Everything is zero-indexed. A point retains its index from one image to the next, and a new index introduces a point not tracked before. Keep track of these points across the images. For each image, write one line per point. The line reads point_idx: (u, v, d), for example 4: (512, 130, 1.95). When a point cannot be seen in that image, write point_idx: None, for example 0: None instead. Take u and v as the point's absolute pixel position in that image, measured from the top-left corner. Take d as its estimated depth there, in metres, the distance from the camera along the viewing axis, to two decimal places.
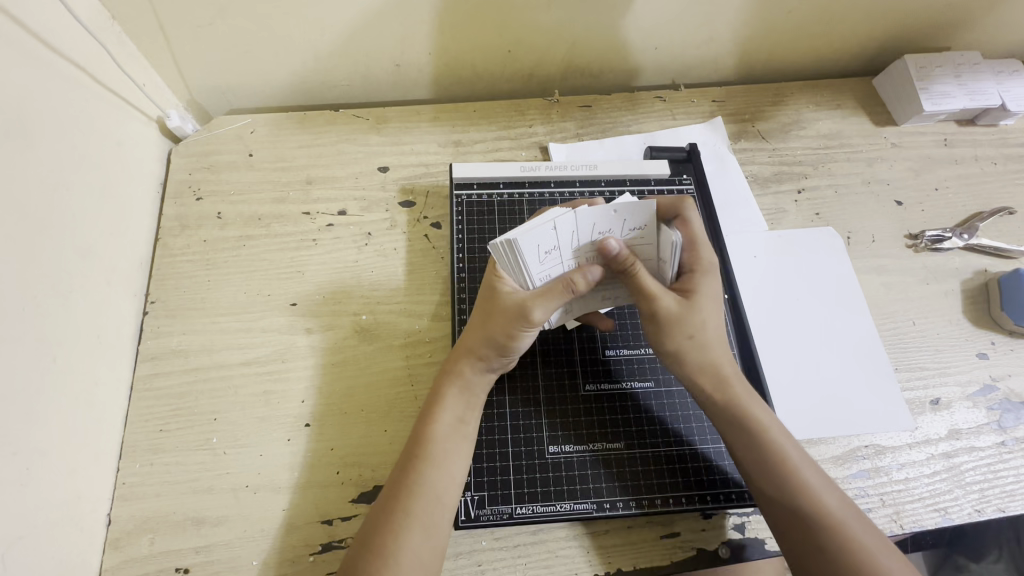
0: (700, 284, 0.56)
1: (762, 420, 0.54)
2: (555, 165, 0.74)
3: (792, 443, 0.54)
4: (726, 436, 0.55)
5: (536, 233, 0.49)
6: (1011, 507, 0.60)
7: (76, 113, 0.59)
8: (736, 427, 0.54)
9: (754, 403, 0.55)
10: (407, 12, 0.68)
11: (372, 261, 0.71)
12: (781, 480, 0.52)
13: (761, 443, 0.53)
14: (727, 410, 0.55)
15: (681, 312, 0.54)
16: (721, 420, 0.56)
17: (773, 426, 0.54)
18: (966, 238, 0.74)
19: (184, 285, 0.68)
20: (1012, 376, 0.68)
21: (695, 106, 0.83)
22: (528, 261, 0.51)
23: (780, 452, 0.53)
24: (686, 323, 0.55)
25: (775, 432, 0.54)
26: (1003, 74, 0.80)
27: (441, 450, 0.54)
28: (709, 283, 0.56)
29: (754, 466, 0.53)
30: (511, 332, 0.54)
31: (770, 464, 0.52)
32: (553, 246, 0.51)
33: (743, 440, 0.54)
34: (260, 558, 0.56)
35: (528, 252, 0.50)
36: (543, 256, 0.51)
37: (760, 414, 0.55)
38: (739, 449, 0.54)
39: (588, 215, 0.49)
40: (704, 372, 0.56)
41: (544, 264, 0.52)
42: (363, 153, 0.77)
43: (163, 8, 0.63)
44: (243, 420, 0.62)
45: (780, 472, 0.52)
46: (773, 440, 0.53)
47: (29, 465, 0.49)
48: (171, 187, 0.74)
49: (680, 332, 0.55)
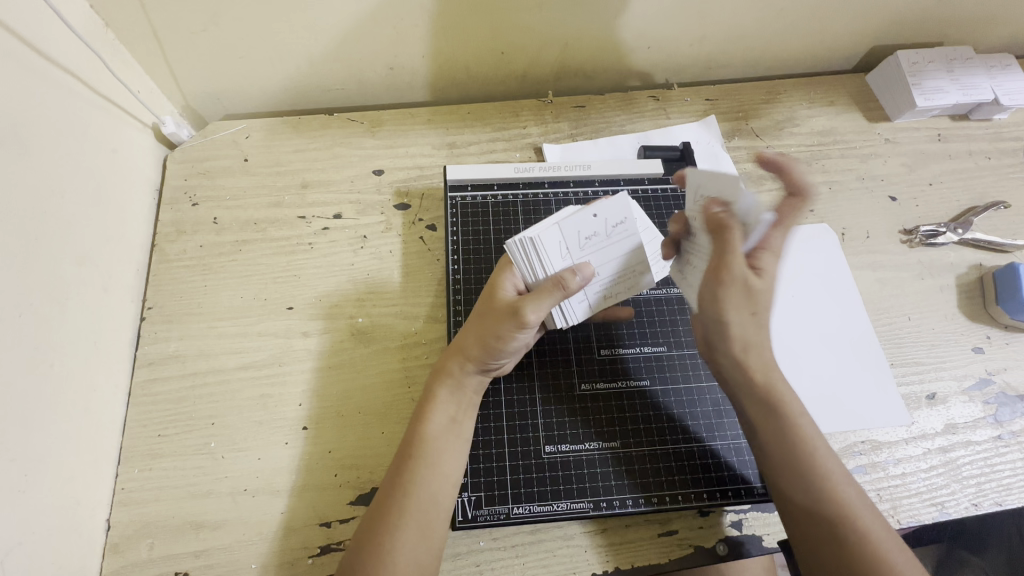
0: (771, 265, 0.54)
1: (793, 409, 0.54)
2: (549, 165, 0.74)
3: (819, 436, 0.54)
4: (754, 421, 0.56)
5: (576, 219, 0.54)
6: (1008, 500, 0.61)
7: (71, 121, 0.60)
8: (765, 412, 0.55)
9: (788, 391, 0.55)
10: (400, 15, 0.68)
11: (367, 263, 0.71)
12: (803, 468, 0.52)
13: (790, 430, 0.53)
14: (763, 394, 0.55)
15: (755, 285, 0.53)
16: (751, 402, 0.56)
17: (805, 418, 0.54)
18: (960, 233, 0.75)
19: (181, 291, 0.69)
20: (1009, 369, 0.68)
21: (688, 105, 0.83)
22: (569, 248, 0.55)
23: (806, 442, 0.53)
24: (746, 298, 0.53)
25: (804, 418, 0.54)
26: (995, 69, 0.81)
27: (435, 450, 0.54)
28: (779, 264, 0.54)
29: (776, 452, 0.54)
30: (502, 334, 0.54)
31: (795, 451, 0.53)
32: (592, 232, 0.55)
33: (769, 424, 0.54)
34: (259, 561, 0.56)
35: (569, 236, 0.55)
36: (583, 243, 0.55)
37: (791, 402, 0.55)
38: (765, 437, 0.55)
39: (623, 204, 0.55)
40: (749, 356, 0.55)
41: (585, 252, 0.55)
42: (358, 156, 0.77)
43: (156, 15, 0.64)
44: (240, 423, 0.62)
45: (803, 461, 0.52)
46: (804, 431, 0.53)
47: (27, 472, 0.50)
48: (167, 192, 0.74)
49: (744, 305, 0.53)
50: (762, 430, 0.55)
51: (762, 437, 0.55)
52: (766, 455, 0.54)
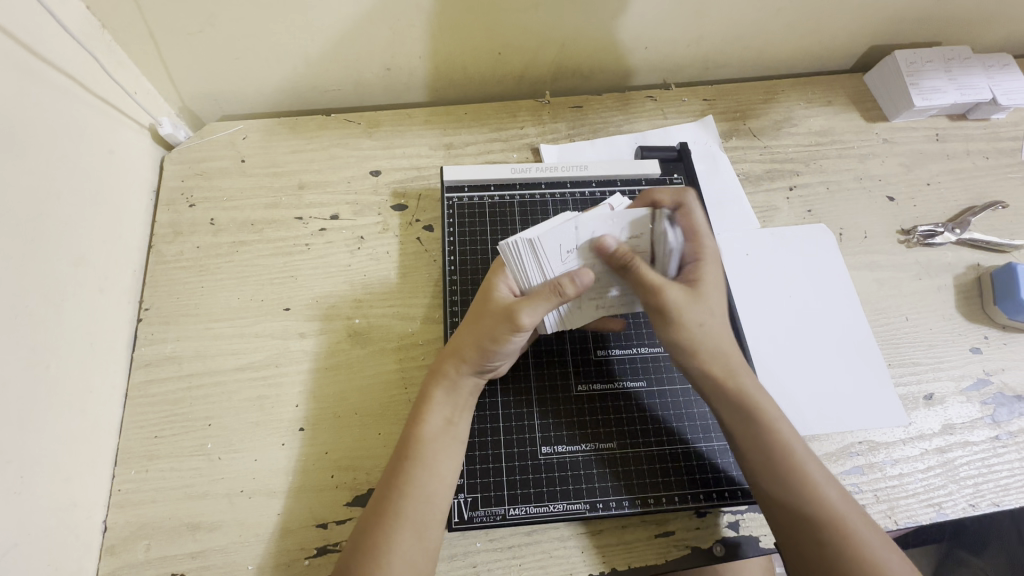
0: (700, 274, 0.59)
1: (767, 414, 0.55)
2: (546, 166, 0.74)
3: (798, 439, 0.54)
4: (731, 426, 0.56)
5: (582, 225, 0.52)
6: (1006, 500, 0.61)
7: (67, 123, 0.60)
8: (743, 417, 0.55)
9: (763, 395, 0.56)
10: (396, 16, 0.68)
11: (364, 264, 0.71)
12: (787, 473, 0.52)
13: (768, 435, 0.54)
14: (737, 400, 0.56)
15: (688, 300, 0.57)
16: (726, 408, 0.56)
17: (782, 422, 0.54)
18: (958, 233, 0.75)
19: (178, 292, 0.69)
20: (1007, 369, 0.68)
21: (686, 106, 0.83)
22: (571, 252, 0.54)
23: (787, 446, 0.53)
24: (690, 313, 0.58)
25: (781, 422, 0.54)
26: (993, 68, 0.81)
27: (431, 451, 0.54)
28: (710, 271, 0.60)
29: (758, 457, 0.53)
30: (499, 335, 0.55)
31: (777, 455, 0.53)
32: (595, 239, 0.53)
33: (749, 430, 0.54)
34: (255, 562, 0.56)
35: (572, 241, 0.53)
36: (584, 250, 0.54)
37: (767, 407, 0.55)
38: (741, 440, 0.55)
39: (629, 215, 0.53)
40: (717, 362, 0.57)
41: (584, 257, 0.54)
42: (355, 157, 0.77)
43: (153, 16, 0.64)
44: (237, 425, 0.62)
45: (785, 466, 0.52)
46: (782, 435, 0.54)
47: (23, 474, 0.50)
48: (164, 193, 0.74)
49: (688, 324, 0.58)
50: (739, 435, 0.55)
51: (741, 443, 0.55)
52: (744, 458, 0.55)
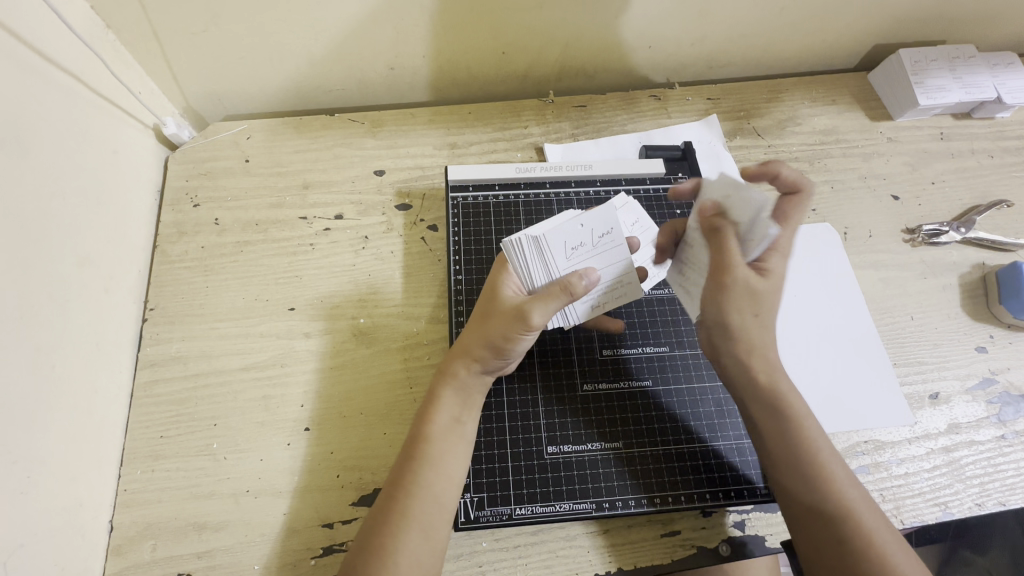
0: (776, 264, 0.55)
1: (798, 410, 0.55)
2: (550, 165, 0.74)
3: (823, 437, 0.54)
4: (759, 421, 0.56)
5: (565, 228, 0.54)
6: (1012, 500, 0.60)
7: (72, 123, 0.60)
8: (771, 413, 0.55)
9: (795, 395, 0.55)
10: (400, 15, 0.68)
11: (369, 263, 0.71)
12: (808, 469, 0.52)
13: (795, 432, 0.54)
14: (770, 396, 0.55)
15: (756, 286, 0.54)
16: (756, 404, 0.56)
17: (810, 420, 0.54)
18: (964, 232, 0.74)
19: (182, 292, 0.69)
20: (1012, 368, 0.68)
21: (690, 105, 0.83)
22: (558, 256, 0.54)
23: (811, 443, 0.53)
24: (752, 300, 0.54)
25: (809, 420, 0.54)
26: (998, 67, 0.80)
27: (438, 450, 0.54)
28: (783, 261, 0.55)
29: (780, 454, 0.54)
30: (509, 335, 0.54)
31: (801, 454, 0.53)
32: (581, 242, 0.55)
33: (776, 426, 0.54)
34: (261, 562, 0.56)
35: (559, 245, 0.54)
36: (571, 252, 0.55)
37: (796, 405, 0.55)
38: (767, 435, 0.55)
39: (607, 213, 0.55)
40: (754, 356, 0.56)
41: (573, 260, 0.55)
42: (359, 157, 0.77)
43: (156, 16, 0.64)
44: (243, 425, 0.62)
45: (808, 463, 0.52)
46: (809, 430, 0.54)
47: (29, 473, 0.50)
48: (168, 193, 0.74)
49: (748, 309, 0.55)
50: (767, 431, 0.55)
51: (768, 440, 0.55)
52: (769, 453, 0.55)
